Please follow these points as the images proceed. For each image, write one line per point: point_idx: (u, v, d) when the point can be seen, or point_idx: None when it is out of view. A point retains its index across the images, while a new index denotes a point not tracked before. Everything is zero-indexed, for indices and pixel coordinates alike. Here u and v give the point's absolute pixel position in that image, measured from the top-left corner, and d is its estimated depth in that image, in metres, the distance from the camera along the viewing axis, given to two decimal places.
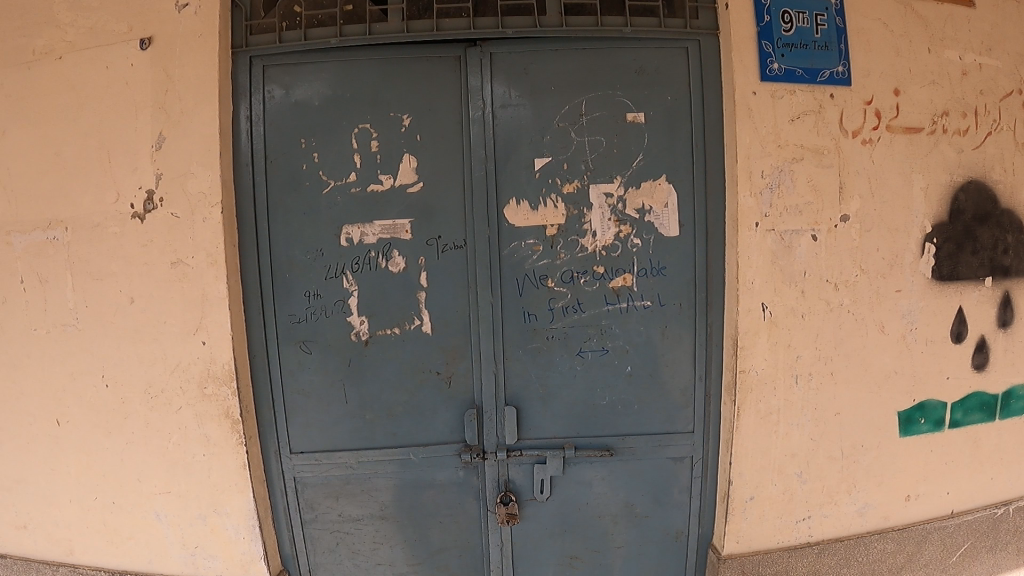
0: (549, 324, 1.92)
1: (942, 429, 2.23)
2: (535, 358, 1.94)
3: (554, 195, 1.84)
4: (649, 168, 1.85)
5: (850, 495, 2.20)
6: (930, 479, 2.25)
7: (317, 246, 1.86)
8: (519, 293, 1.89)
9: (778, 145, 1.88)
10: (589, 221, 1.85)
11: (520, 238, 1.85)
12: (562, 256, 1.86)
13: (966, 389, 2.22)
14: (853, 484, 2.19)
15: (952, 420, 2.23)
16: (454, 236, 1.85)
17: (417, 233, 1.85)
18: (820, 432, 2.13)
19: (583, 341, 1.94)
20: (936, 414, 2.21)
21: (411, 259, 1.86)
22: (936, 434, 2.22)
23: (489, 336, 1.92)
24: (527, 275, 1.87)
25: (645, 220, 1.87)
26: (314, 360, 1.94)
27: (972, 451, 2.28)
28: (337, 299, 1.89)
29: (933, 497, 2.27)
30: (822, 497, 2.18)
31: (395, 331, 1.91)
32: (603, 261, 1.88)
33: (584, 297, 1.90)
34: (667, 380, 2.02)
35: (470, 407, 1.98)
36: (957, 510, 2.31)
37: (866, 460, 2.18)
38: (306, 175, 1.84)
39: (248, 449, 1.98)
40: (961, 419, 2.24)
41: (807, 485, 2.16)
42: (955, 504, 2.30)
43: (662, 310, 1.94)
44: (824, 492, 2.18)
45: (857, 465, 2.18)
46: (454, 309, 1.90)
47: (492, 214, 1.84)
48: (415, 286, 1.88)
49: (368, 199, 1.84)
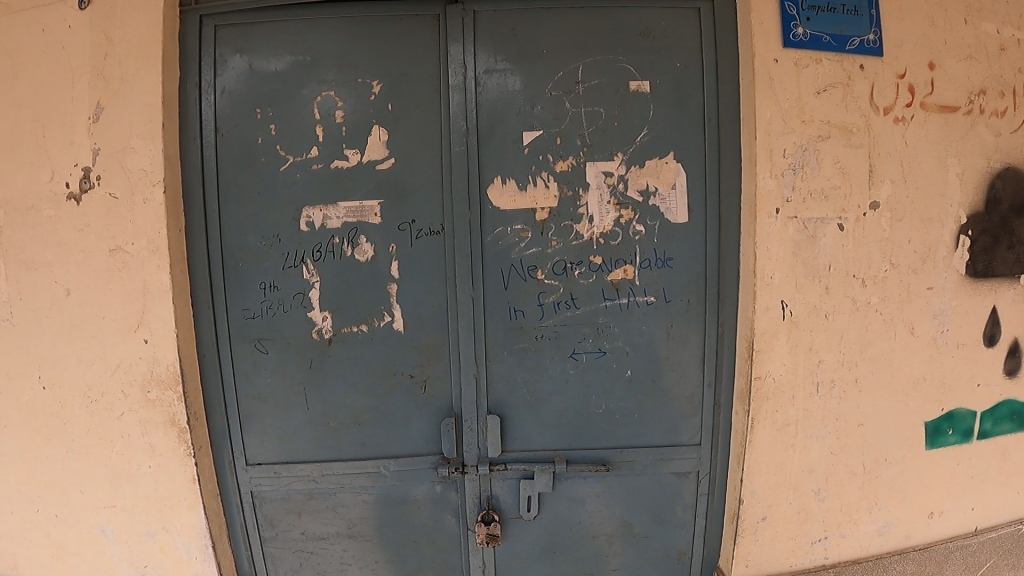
0: (538, 322, 1.68)
1: (971, 440, 1.99)
2: (522, 361, 1.71)
3: (545, 173, 1.61)
4: (654, 144, 1.62)
5: (870, 513, 1.97)
6: (955, 495, 2.02)
7: (274, 231, 1.63)
8: (505, 287, 1.65)
9: (802, 120, 1.65)
10: (585, 203, 1.61)
11: (506, 224, 1.62)
12: (554, 244, 1.63)
13: (997, 397, 1.99)
14: (875, 501, 1.96)
15: (981, 431, 2.00)
16: (430, 221, 1.62)
17: (388, 217, 1.61)
18: (840, 445, 1.90)
19: (577, 341, 1.70)
20: (964, 424, 1.98)
21: (381, 247, 1.63)
22: (964, 446, 1.99)
23: (470, 335, 1.68)
24: (514, 265, 1.64)
25: (650, 204, 1.63)
26: (271, 360, 1.71)
27: (1001, 464, 2.04)
28: (297, 292, 1.66)
29: (958, 513, 2.04)
30: (841, 516, 1.95)
31: (363, 329, 1.68)
32: (600, 250, 1.64)
33: (579, 291, 1.66)
34: (672, 386, 1.78)
35: (448, 415, 1.75)
36: (982, 527, 2.08)
37: (888, 475, 1.95)
38: (261, 150, 1.61)
39: (198, 461, 1.76)
40: (991, 429, 2.01)
41: (825, 503, 1.93)
42: (981, 520, 2.07)
43: (668, 308, 1.69)
44: (843, 510, 1.95)
45: (879, 480, 1.95)
46: (430, 304, 1.66)
47: (474, 195, 1.61)
48: (386, 277, 1.65)
49: (331, 177, 1.60)
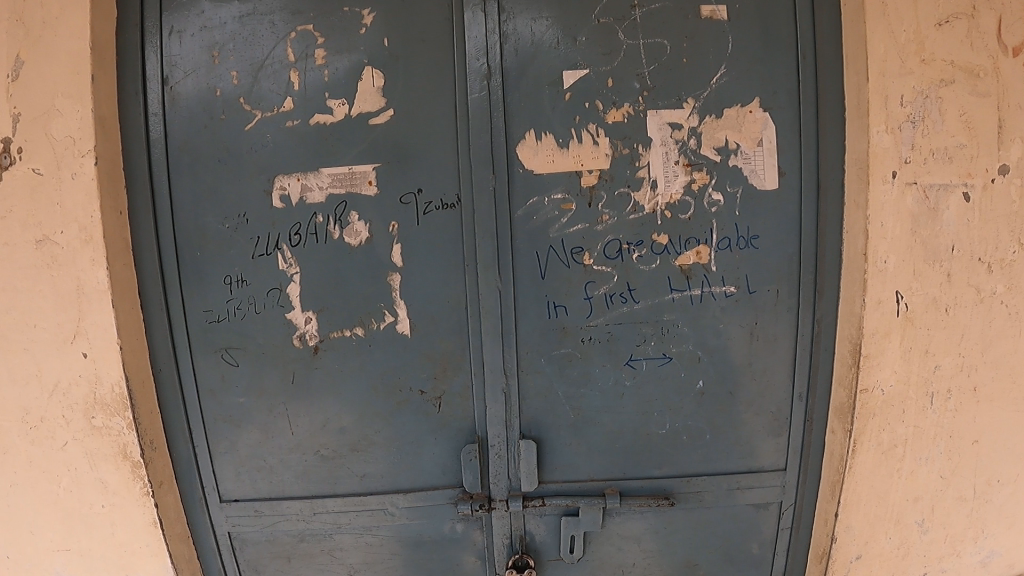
0: (586, 322, 1.29)
1: None
2: (562, 372, 1.32)
3: (592, 125, 1.22)
4: (734, 86, 1.23)
5: (975, 543, 1.50)
6: None
7: (238, 208, 1.26)
8: (541, 276, 1.26)
9: (921, 59, 1.20)
10: (647, 163, 1.22)
11: (542, 192, 1.23)
12: (607, 218, 1.24)
13: None
14: (981, 530, 1.49)
15: None
16: (443, 191, 1.23)
17: (386, 187, 1.23)
18: (950, 463, 1.43)
19: (635, 346, 1.31)
20: None
21: (378, 227, 1.24)
22: None
23: (495, 340, 1.29)
24: (554, 247, 1.25)
25: (730, 164, 1.24)
26: (245, 374, 1.36)
27: None
28: (271, 287, 1.28)
29: None
30: (942, 549, 1.48)
31: (357, 334, 1.30)
32: (664, 226, 1.25)
33: (638, 280, 1.27)
34: (751, 401, 1.41)
35: (470, 441, 1.36)
36: None
37: (1000, 498, 1.47)
38: (219, 105, 1.25)
39: (158, 501, 1.39)
40: None
41: (926, 535, 1.47)
42: None
43: (752, 301, 1.31)
44: (946, 543, 1.48)
45: (989, 505, 1.47)
46: (444, 300, 1.27)
47: (499, 157, 1.22)
48: (387, 266, 1.25)
49: (311, 136, 1.22)
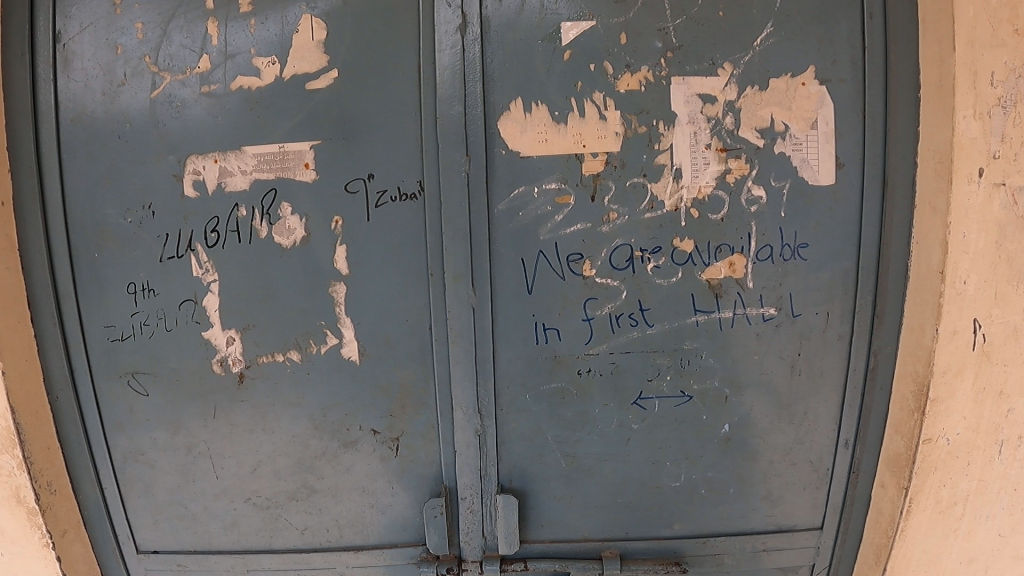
0: (585, 350, 1.00)
1: None
2: (551, 412, 1.04)
3: (599, 94, 0.94)
4: (782, 51, 0.96)
5: None
6: None
7: (143, 198, 0.97)
8: (529, 290, 0.97)
9: (1014, 29, 0.90)
10: (669, 146, 0.94)
11: (533, 181, 0.94)
12: (616, 216, 0.95)
13: None
14: None
15: None
16: (401, 178, 0.94)
17: (327, 172, 0.94)
18: (1011, 519, 1.06)
19: (645, 382, 1.02)
20: None
21: (317, 223, 0.96)
22: None
23: (467, 371, 1.00)
24: (544, 253, 0.96)
25: (776, 148, 0.97)
26: (158, 406, 1.06)
27: None
28: (184, 298, 0.99)
29: None
30: None
31: (292, 361, 1.01)
32: (686, 231, 0.94)
33: (654, 298, 0.97)
34: (788, 449, 1.13)
35: (436, 492, 1.08)
36: None
37: None
38: (121, 64, 0.96)
39: (63, 554, 1.07)
40: None
41: None
42: None
43: (796, 326, 1.04)
44: None
45: None
46: (404, 318, 0.99)
47: (476, 136, 0.92)
48: (332, 275, 0.97)
49: (233, 104, 0.94)
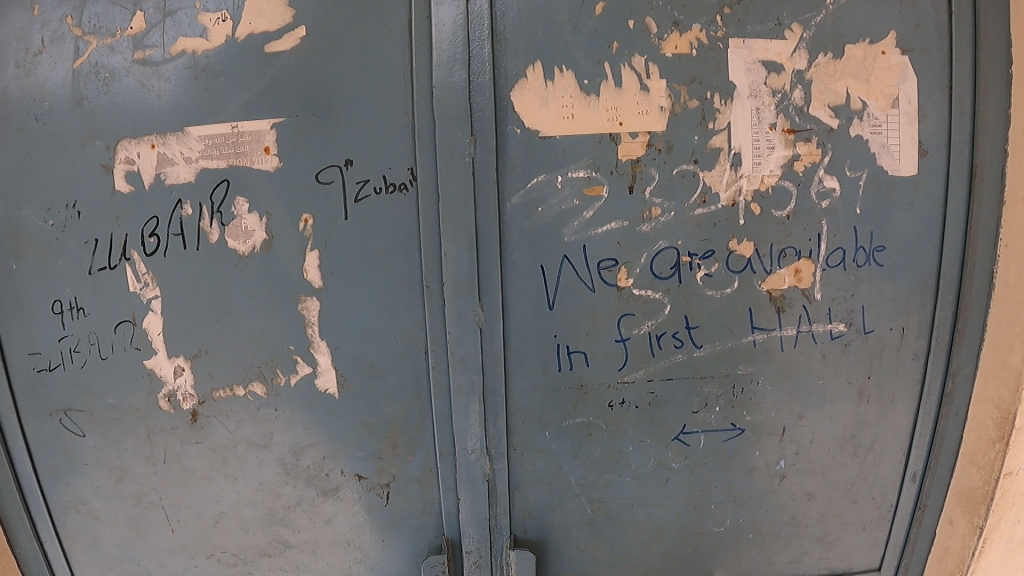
0: (618, 377, 0.82)
1: None
2: (574, 452, 0.85)
3: (639, 59, 0.74)
4: (859, 9, 0.77)
5: None
6: None
7: (66, 194, 0.77)
8: (551, 305, 0.79)
9: None
10: (726, 125, 0.74)
11: (556, 168, 0.75)
12: (659, 212, 0.76)
13: None
14: None
15: None
16: (388, 165, 0.75)
17: (294, 159, 0.75)
18: None
19: (690, 414, 0.84)
20: None
21: (283, 223, 0.76)
22: None
23: (473, 405, 0.81)
24: (570, 258, 0.77)
25: (853, 130, 0.78)
26: (97, 449, 0.86)
27: None
28: (122, 318, 0.80)
29: None
30: None
31: (254, 396, 0.82)
32: (746, 230, 0.76)
33: (703, 314, 0.78)
34: (850, 488, 0.94)
35: (435, 547, 0.89)
36: None
37: None
38: (35, 24, 0.75)
39: None
40: None
41: None
42: None
43: (867, 345, 0.86)
44: None
45: None
46: (394, 340, 0.80)
47: (482, 112, 0.73)
48: (303, 288, 0.78)
49: (174, 72, 0.74)
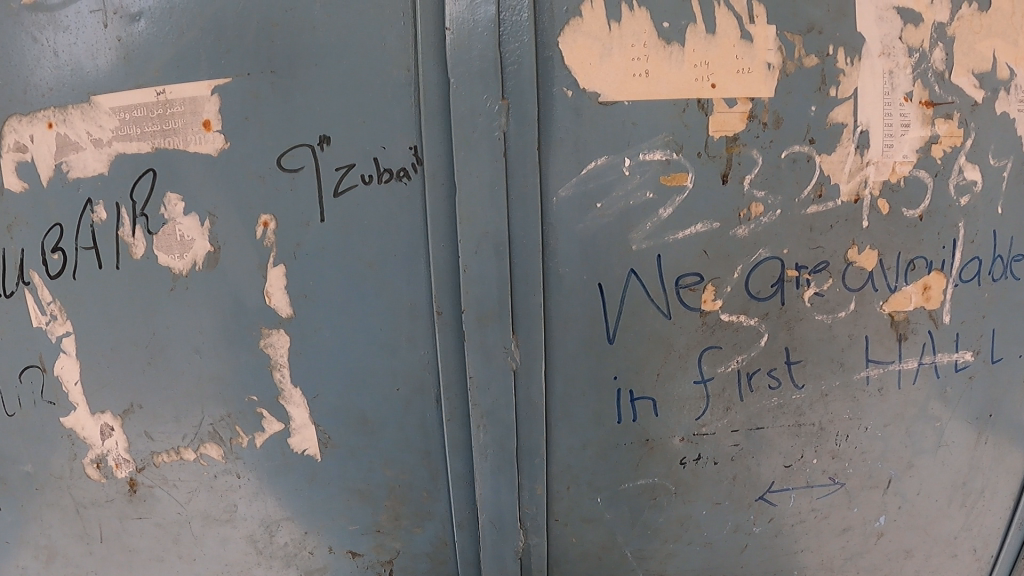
0: (696, 430, 0.61)
1: None
2: (635, 523, 0.63)
3: None
4: None
5: None
6: None
7: None
8: (610, 337, 0.57)
9: None
10: (853, 92, 0.55)
11: (624, 147, 0.54)
12: (761, 210, 0.55)
13: None
14: None
15: None
16: (383, 142, 0.53)
17: (245, 136, 0.53)
18: None
19: (781, 469, 0.63)
20: None
21: (234, 229, 0.55)
22: None
23: (504, 470, 0.59)
24: (638, 272, 0.55)
25: (1002, 109, 0.58)
26: (14, 527, 0.66)
27: None
28: (27, 362, 0.59)
29: None
30: None
31: (209, 460, 0.61)
32: (869, 234, 0.57)
33: (809, 345, 0.59)
34: (950, 542, 0.70)
35: None
36: None
37: None
38: None
39: None
40: None
41: None
42: None
43: (994, 378, 0.64)
44: None
45: None
46: (393, 386, 0.58)
47: (514, 70, 0.51)
48: (264, 318, 0.56)
49: (78, 23, 0.53)
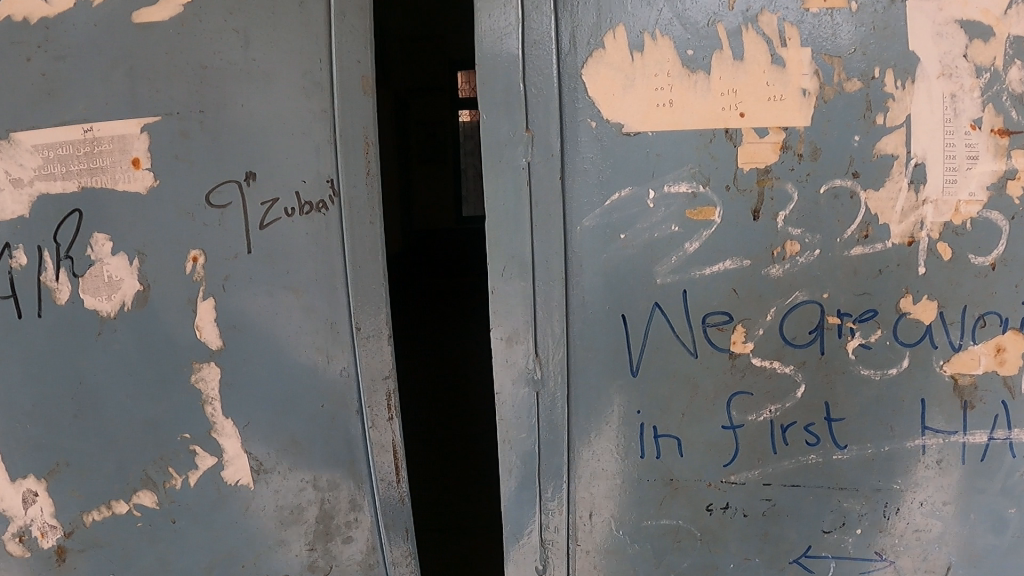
0: (724, 481, 0.55)
1: None
2: (657, 564, 0.58)
3: (772, 18, 0.49)
4: None
5: None
6: None
7: None
8: (631, 371, 0.53)
9: None
10: (909, 121, 0.49)
11: (647, 177, 0.51)
12: (798, 248, 0.51)
13: None
14: None
15: None
16: (303, 175, 0.53)
17: (177, 172, 0.53)
18: None
19: (821, 535, 0.57)
20: None
21: (164, 267, 0.54)
22: None
23: (521, 486, 0.57)
24: (662, 306, 0.52)
25: None
26: None
27: None
28: None
29: None
30: None
31: (142, 510, 0.58)
32: (927, 282, 0.51)
33: (856, 402, 0.53)
34: None
35: None
36: None
37: None
38: None
39: None
40: None
41: None
42: None
43: None
44: None
45: None
46: (315, 403, 0.56)
47: (536, 95, 0.50)
48: (195, 353, 0.55)
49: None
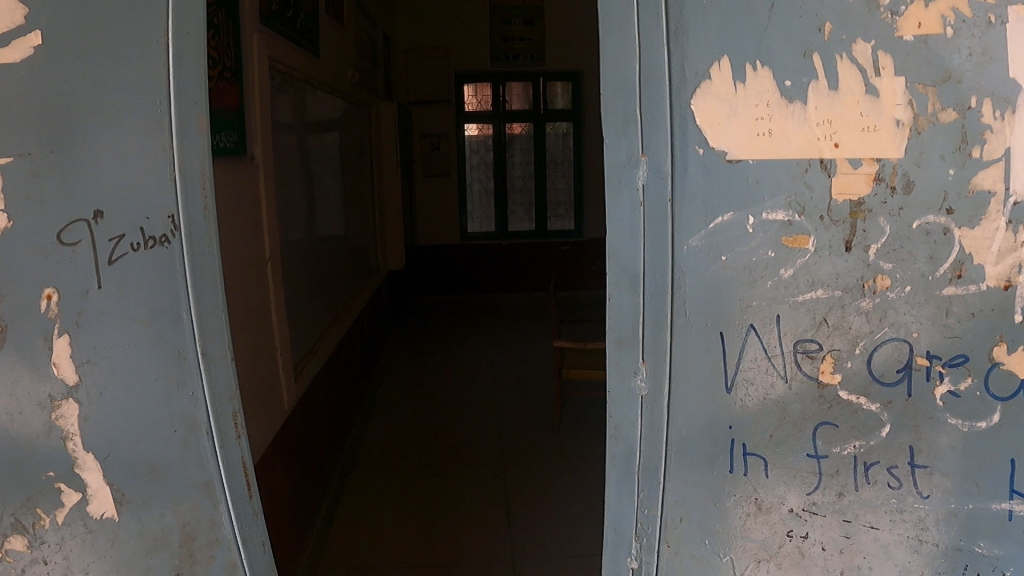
0: (862, 439, 0.83)
1: None
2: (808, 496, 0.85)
3: (868, 48, 0.77)
4: None
5: None
6: None
7: None
8: (803, 350, 0.81)
9: None
10: (1001, 182, 0.77)
11: (755, 204, 0.79)
12: (889, 280, 0.80)
13: None
14: None
15: None
16: (147, 217, 0.83)
17: (24, 211, 0.82)
18: None
19: (926, 489, 0.83)
20: None
21: (18, 308, 0.83)
22: None
23: (714, 430, 0.84)
24: (828, 312, 0.81)
25: None
26: None
27: None
28: None
29: None
30: None
31: (14, 553, 0.88)
32: (1019, 323, 0.79)
33: (959, 389, 0.81)
34: None
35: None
36: None
37: None
38: None
39: None
40: None
41: None
42: None
43: None
44: None
45: None
46: (165, 425, 0.86)
47: (728, 133, 0.78)
48: (56, 389, 0.84)
49: None
